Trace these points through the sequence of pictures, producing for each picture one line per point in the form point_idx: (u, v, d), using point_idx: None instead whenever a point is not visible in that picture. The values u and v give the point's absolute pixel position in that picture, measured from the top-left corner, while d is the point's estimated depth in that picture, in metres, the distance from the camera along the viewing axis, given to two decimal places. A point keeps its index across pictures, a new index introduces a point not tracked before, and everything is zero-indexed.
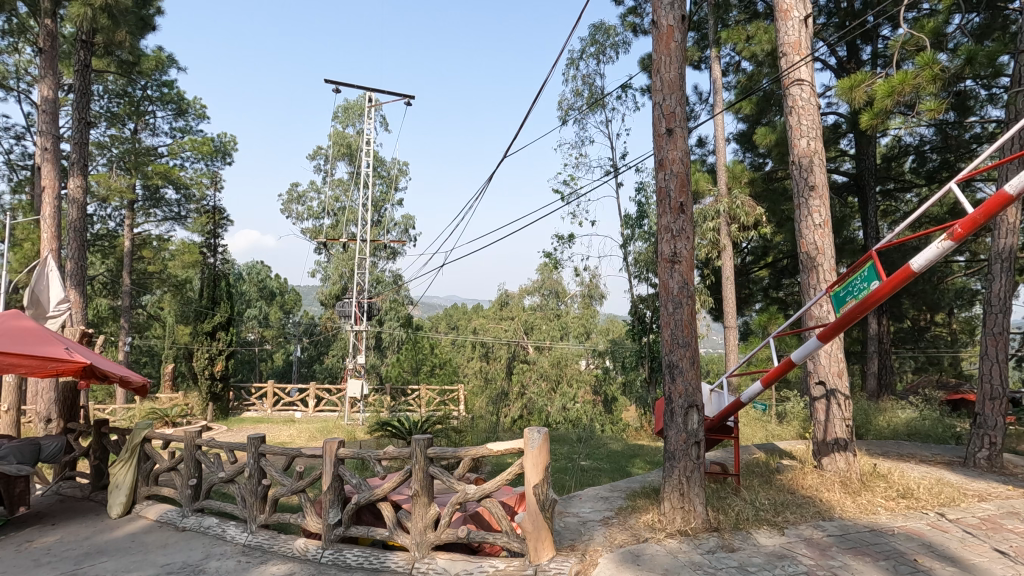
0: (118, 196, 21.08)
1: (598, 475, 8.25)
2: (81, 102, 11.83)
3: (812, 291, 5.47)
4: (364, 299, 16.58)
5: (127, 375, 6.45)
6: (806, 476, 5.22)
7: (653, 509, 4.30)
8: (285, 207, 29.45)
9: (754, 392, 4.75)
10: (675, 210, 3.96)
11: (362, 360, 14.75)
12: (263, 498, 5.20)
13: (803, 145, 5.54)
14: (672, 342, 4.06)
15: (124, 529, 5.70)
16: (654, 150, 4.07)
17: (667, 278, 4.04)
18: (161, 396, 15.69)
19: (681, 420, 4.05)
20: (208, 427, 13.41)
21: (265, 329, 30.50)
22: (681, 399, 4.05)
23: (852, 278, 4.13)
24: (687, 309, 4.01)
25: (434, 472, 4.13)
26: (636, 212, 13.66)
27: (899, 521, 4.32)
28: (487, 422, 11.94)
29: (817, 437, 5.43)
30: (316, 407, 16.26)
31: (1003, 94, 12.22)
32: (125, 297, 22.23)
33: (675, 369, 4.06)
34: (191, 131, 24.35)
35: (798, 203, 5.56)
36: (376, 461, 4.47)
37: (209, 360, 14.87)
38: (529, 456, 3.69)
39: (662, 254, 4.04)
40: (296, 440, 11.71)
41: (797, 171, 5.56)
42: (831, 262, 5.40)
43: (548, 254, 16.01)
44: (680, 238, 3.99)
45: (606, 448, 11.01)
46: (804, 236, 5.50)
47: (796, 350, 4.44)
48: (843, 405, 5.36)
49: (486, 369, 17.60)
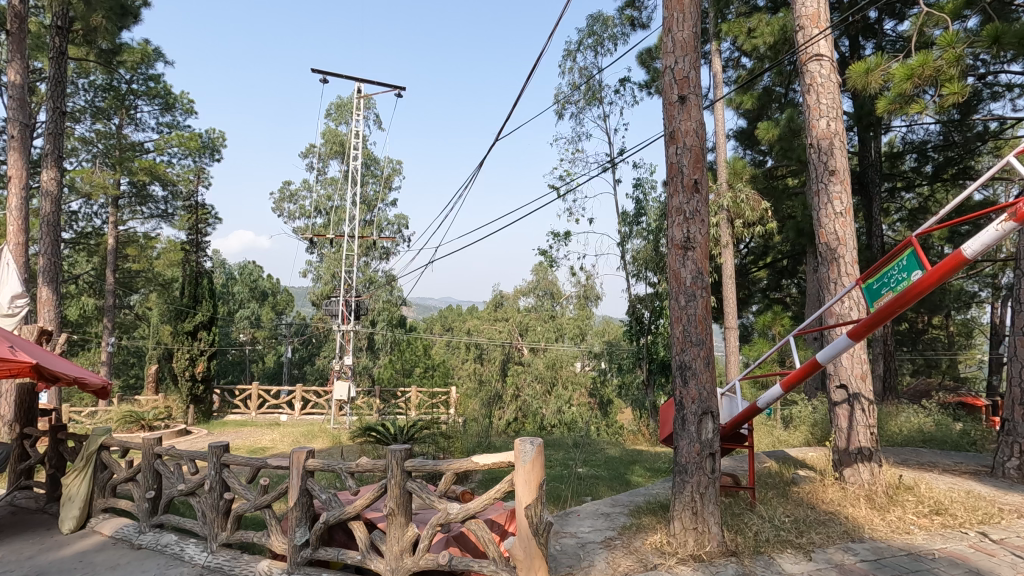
0: (102, 193, 20.52)
1: (596, 484, 7.70)
2: (56, 89, 11.25)
3: (834, 286, 4.97)
4: (351, 298, 16.04)
5: (84, 377, 5.93)
6: (827, 487, 4.75)
7: (662, 528, 3.81)
8: (276, 205, 28.84)
9: (772, 397, 4.24)
10: (689, 189, 3.47)
11: (349, 361, 14.19)
12: (225, 513, 4.66)
13: (822, 126, 5.05)
14: (685, 340, 3.55)
15: (73, 547, 5.15)
16: (665, 120, 3.57)
17: (678, 266, 3.54)
18: (141, 398, 15.07)
19: (694, 429, 3.55)
20: (188, 432, 12.83)
21: (257, 330, 29.91)
22: (694, 405, 3.55)
23: (888, 268, 3.65)
24: (701, 303, 3.50)
25: (412, 487, 3.60)
26: (635, 209, 13.20)
27: (938, 543, 3.84)
28: (479, 425, 11.42)
29: (839, 447, 4.95)
30: (303, 410, 15.70)
31: (1007, 91, 11.83)
32: (109, 297, 21.58)
33: (688, 371, 3.55)
34: (178, 126, 23.76)
35: (817, 189, 5.07)
36: (348, 474, 3.94)
37: (190, 361, 14.27)
38: (521, 473, 3.16)
39: (673, 240, 3.54)
40: (277, 445, 11.11)
41: (815, 155, 5.08)
42: (854, 254, 4.92)
43: (543, 251, 15.52)
44: (694, 221, 3.49)
45: (604, 453, 10.49)
46: (823, 226, 5.02)
47: (822, 350, 3.94)
48: (868, 411, 4.87)
49: (480, 372, 16.98)
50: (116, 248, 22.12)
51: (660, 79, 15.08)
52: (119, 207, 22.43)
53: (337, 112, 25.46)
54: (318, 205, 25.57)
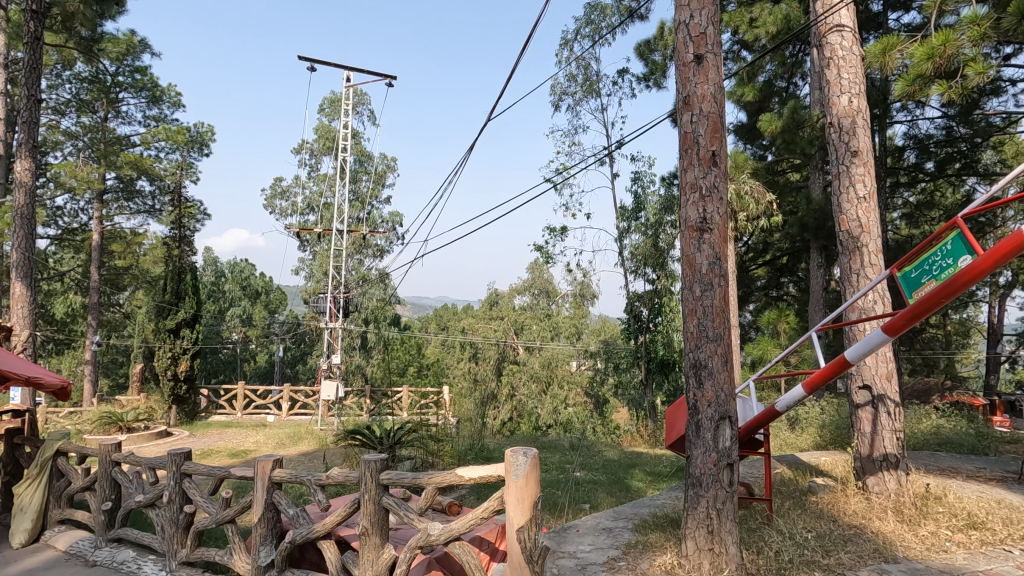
0: (86, 187, 19.96)
1: (594, 490, 7.24)
2: (29, 76, 9.19)
3: (855, 278, 4.55)
4: (340, 295, 15.56)
5: (40, 377, 5.47)
6: (849, 497, 4.35)
7: (672, 548, 3.38)
8: (268, 202, 28.35)
9: (794, 398, 3.80)
10: (705, 162, 3.03)
11: (337, 360, 13.71)
12: (185, 529, 4.20)
13: (844, 103, 4.62)
14: (700, 335, 3.11)
15: (22, 565, 4.68)
16: (678, 84, 3.14)
17: (693, 250, 3.11)
18: (123, 398, 14.56)
19: (710, 436, 3.12)
20: (169, 433, 12.32)
21: (248, 330, 29.33)
22: (710, 409, 3.11)
23: (929, 253, 3.23)
24: (719, 293, 3.07)
25: (389, 504, 3.15)
26: (633, 203, 12.78)
27: (982, 564, 3.41)
28: (472, 426, 10.96)
29: (861, 453, 4.53)
30: (291, 411, 15.23)
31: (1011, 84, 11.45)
32: (93, 294, 20.97)
33: (703, 370, 3.11)
34: (165, 120, 23.20)
35: (837, 172, 4.66)
36: (318, 487, 3.49)
37: (172, 360, 13.76)
38: (512, 490, 2.69)
39: (687, 221, 3.11)
40: (261, 448, 10.58)
41: (835, 135, 4.66)
42: (878, 243, 4.50)
43: (540, 247, 15.08)
44: (712, 198, 3.06)
45: (602, 456, 10.07)
46: (844, 212, 4.60)
47: (851, 347, 3.49)
48: (894, 415, 4.45)
49: (474, 371, 16.52)
50: (100, 244, 21.53)
51: (659, 71, 14.67)
52: (104, 202, 21.88)
53: (330, 108, 24.95)
54: (311, 202, 25.04)
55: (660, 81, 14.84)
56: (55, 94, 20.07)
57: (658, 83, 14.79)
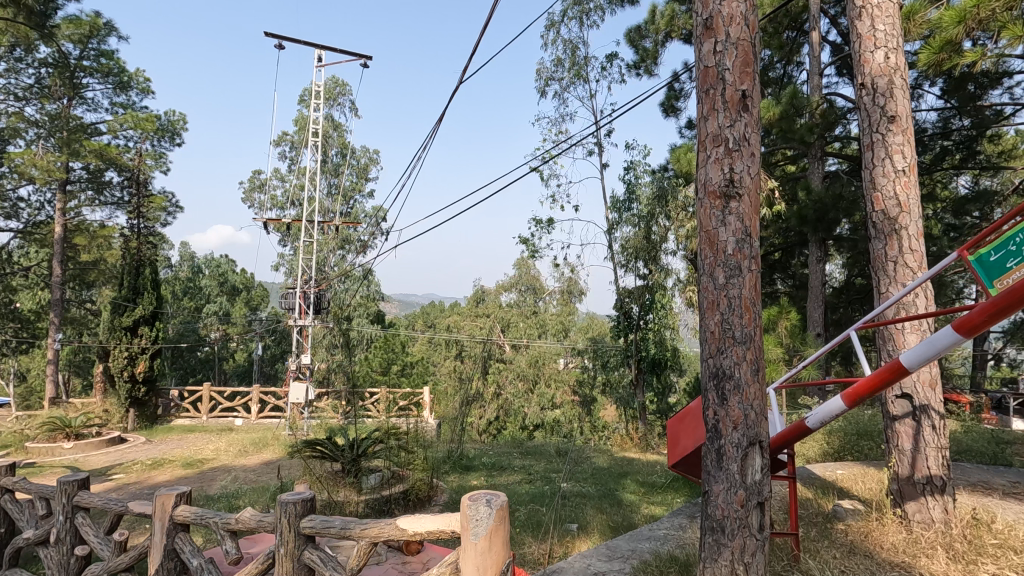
0: (47, 177, 18.81)
1: (582, 505, 6.48)
2: None
3: (889, 266, 3.85)
4: (310, 290, 14.68)
5: None
6: (885, 527, 3.66)
7: None
8: (246, 195, 27.31)
9: (831, 412, 3.07)
10: (732, 107, 2.28)
11: (308, 360, 12.85)
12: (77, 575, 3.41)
13: (879, 60, 3.91)
14: (723, 334, 2.36)
15: None
16: (698, 5, 2.40)
17: (714, 224, 2.35)
18: (77, 402, 13.52)
19: (735, 470, 2.37)
20: (123, 440, 11.37)
21: (227, 327, 28.22)
22: (736, 433, 2.37)
23: (1015, 231, 2.54)
24: (748, 281, 2.33)
25: (311, 561, 2.38)
26: (624, 194, 12.05)
27: None
28: (452, 433, 10.16)
29: (898, 474, 3.83)
30: (260, 414, 14.34)
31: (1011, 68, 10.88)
32: (56, 291, 19.78)
33: (727, 382, 2.37)
34: (133, 107, 22.08)
35: (869, 142, 3.94)
36: (226, 533, 2.69)
37: (128, 360, 12.80)
38: (469, 555, 1.95)
39: (707, 186, 2.36)
40: (220, 456, 9.69)
41: (867, 98, 3.95)
42: (918, 225, 3.81)
43: (525, 241, 14.31)
44: (741, 156, 2.31)
45: (590, 464, 9.34)
46: (878, 188, 3.89)
47: (910, 351, 2.77)
48: (939, 429, 3.74)
49: (459, 370, 15.73)
50: (63, 237, 20.34)
51: (649, 59, 13.96)
52: (68, 193, 20.68)
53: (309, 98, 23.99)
54: (290, 196, 24.03)
55: (651, 69, 14.15)
56: (12, 77, 18.86)
57: (649, 71, 14.10)
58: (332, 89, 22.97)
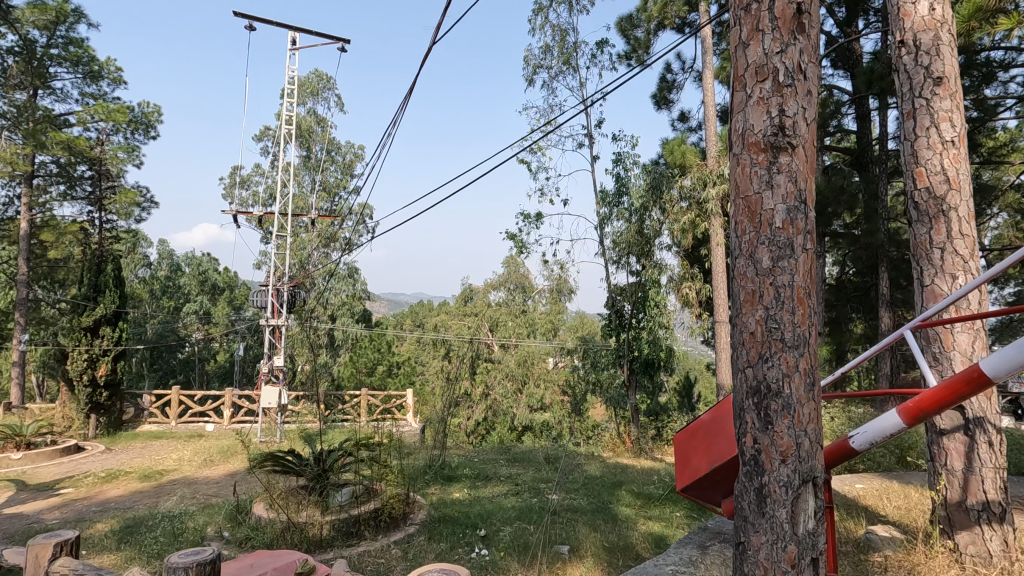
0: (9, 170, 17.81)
1: (573, 522, 5.86)
2: None
3: (934, 253, 3.28)
4: (285, 289, 13.89)
5: None
6: (932, 560, 3.08)
7: None
8: (226, 191, 26.44)
9: (884, 429, 2.48)
10: (785, 28, 1.70)
11: (281, 363, 12.10)
12: None
13: (922, 12, 3.33)
14: (771, 335, 1.75)
15: None
16: None
17: (756, 187, 1.75)
18: (35, 407, 12.65)
19: (784, 517, 1.76)
20: (81, 449, 10.57)
21: (209, 327, 27.31)
22: (785, 468, 1.76)
23: None
24: (802, 265, 1.73)
25: None
26: (615, 187, 11.45)
27: None
28: (434, 440, 9.48)
29: (946, 498, 3.26)
30: (233, 418, 13.58)
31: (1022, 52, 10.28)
32: (21, 289, 18.74)
33: (773, 401, 1.76)
34: (103, 97, 21.13)
35: (911, 109, 3.38)
36: None
37: (89, 363, 12.01)
38: None
39: (748, 136, 1.77)
40: (182, 466, 8.97)
41: (908, 59, 3.39)
42: (969, 205, 3.25)
43: (513, 237, 13.64)
44: (797, 98, 1.72)
45: (582, 472, 8.71)
46: (922, 162, 3.32)
47: (997, 356, 2.20)
48: (996, 445, 3.17)
49: (445, 369, 15.10)
50: (30, 233, 19.35)
51: (641, 48, 13.36)
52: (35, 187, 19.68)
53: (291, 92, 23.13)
54: (271, 191, 23.19)
55: (643, 58, 13.55)
56: None
57: (641, 61, 13.49)
58: (314, 82, 22.13)
